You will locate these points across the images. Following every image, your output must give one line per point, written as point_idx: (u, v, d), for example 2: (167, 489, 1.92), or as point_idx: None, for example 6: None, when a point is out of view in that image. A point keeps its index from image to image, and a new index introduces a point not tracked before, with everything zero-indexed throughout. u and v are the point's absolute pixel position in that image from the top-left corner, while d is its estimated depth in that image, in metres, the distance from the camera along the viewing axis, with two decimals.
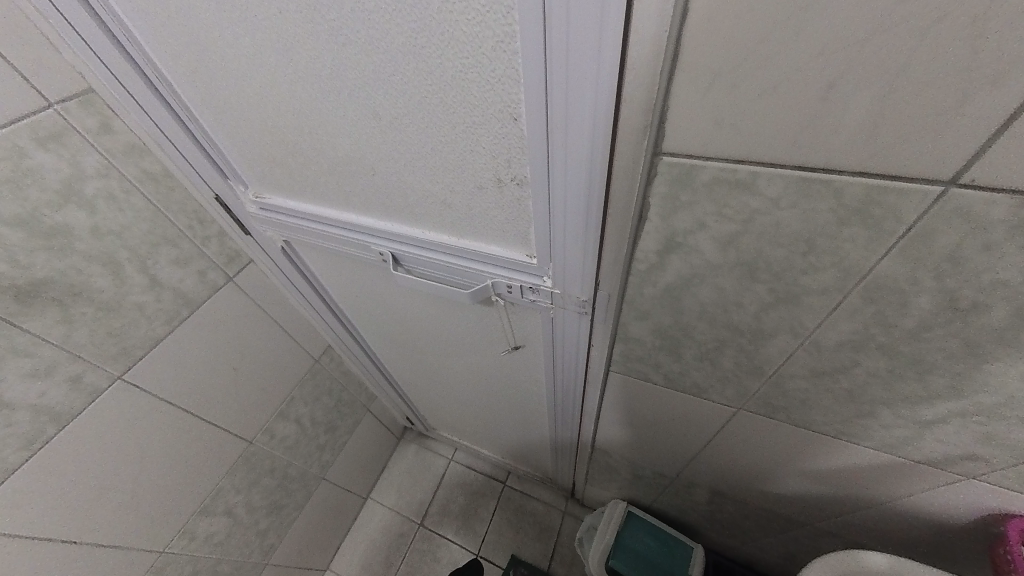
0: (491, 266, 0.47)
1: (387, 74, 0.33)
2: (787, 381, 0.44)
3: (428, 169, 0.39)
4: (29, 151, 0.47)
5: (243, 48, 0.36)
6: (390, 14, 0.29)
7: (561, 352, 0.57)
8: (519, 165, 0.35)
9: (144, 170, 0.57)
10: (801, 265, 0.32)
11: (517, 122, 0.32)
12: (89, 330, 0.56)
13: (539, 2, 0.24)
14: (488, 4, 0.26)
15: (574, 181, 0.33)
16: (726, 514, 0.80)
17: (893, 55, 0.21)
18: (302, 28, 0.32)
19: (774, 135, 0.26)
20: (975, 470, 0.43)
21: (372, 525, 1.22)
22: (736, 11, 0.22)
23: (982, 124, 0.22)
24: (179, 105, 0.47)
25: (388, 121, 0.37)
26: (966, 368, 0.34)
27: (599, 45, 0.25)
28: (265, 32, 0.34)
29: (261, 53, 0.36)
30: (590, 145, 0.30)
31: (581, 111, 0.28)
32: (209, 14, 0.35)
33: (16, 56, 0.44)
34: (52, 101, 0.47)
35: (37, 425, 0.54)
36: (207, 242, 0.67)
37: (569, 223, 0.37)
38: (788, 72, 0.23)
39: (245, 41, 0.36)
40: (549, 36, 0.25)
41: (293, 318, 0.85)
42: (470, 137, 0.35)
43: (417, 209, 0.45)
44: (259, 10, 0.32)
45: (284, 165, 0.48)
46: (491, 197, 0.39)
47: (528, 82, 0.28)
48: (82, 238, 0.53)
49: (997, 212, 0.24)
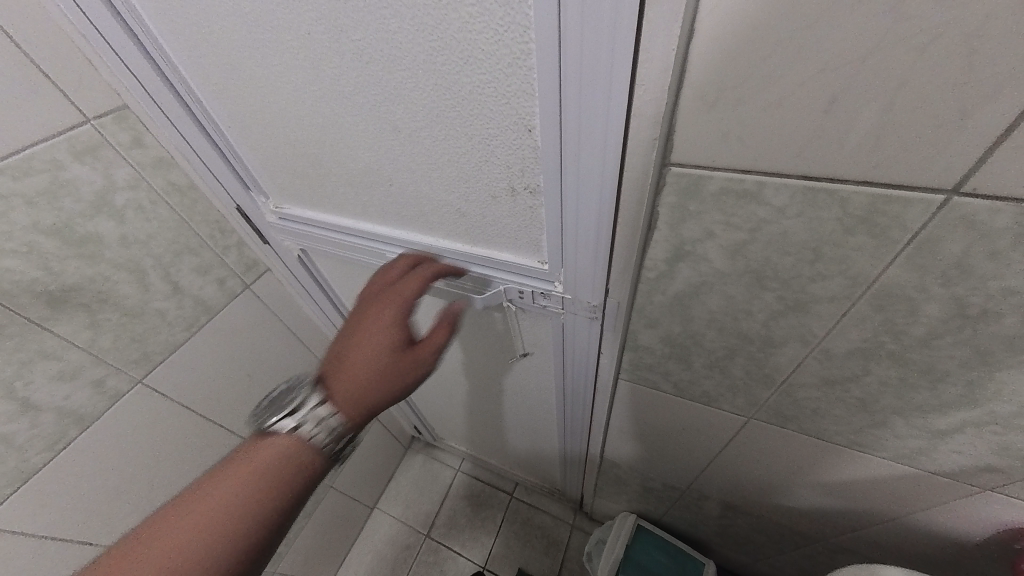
0: (503, 272, 0.49)
1: (408, 90, 0.34)
2: (798, 390, 0.44)
3: (444, 179, 0.41)
4: (66, 165, 0.49)
5: (272, 67, 0.38)
6: (414, 34, 0.30)
7: (571, 359, 0.57)
8: (533, 173, 0.36)
9: (170, 182, 0.59)
10: (810, 274, 0.33)
11: (531, 133, 0.33)
12: (113, 335, 0.58)
13: (554, 22, 0.26)
14: (507, 23, 0.27)
15: (585, 190, 0.34)
16: (739, 528, 0.78)
17: (890, 71, 0.22)
18: (328, 47, 0.34)
19: (777, 147, 0.27)
20: (993, 481, 0.42)
21: (379, 536, 1.21)
22: (742, 31, 0.23)
23: (982, 135, 0.22)
24: (206, 121, 0.50)
25: (407, 132, 0.38)
26: (978, 377, 0.34)
27: (611, 61, 0.26)
28: (294, 52, 0.36)
29: (289, 71, 0.38)
30: (602, 156, 0.31)
31: (593, 123, 0.30)
32: (243, 35, 0.37)
33: (57, 75, 0.46)
34: (90, 117, 0.50)
35: (60, 427, 0.55)
36: (227, 251, 0.69)
37: (580, 230, 0.38)
38: (791, 88, 0.24)
39: (274, 60, 0.38)
40: (562, 54, 0.27)
41: (305, 325, 0.86)
42: (485, 147, 0.36)
43: (432, 218, 0.47)
44: (290, 31, 0.34)
45: (306, 176, 0.50)
46: (505, 205, 0.40)
47: (543, 95, 0.30)
48: (111, 246, 0.55)
49: (1001, 220, 0.25)
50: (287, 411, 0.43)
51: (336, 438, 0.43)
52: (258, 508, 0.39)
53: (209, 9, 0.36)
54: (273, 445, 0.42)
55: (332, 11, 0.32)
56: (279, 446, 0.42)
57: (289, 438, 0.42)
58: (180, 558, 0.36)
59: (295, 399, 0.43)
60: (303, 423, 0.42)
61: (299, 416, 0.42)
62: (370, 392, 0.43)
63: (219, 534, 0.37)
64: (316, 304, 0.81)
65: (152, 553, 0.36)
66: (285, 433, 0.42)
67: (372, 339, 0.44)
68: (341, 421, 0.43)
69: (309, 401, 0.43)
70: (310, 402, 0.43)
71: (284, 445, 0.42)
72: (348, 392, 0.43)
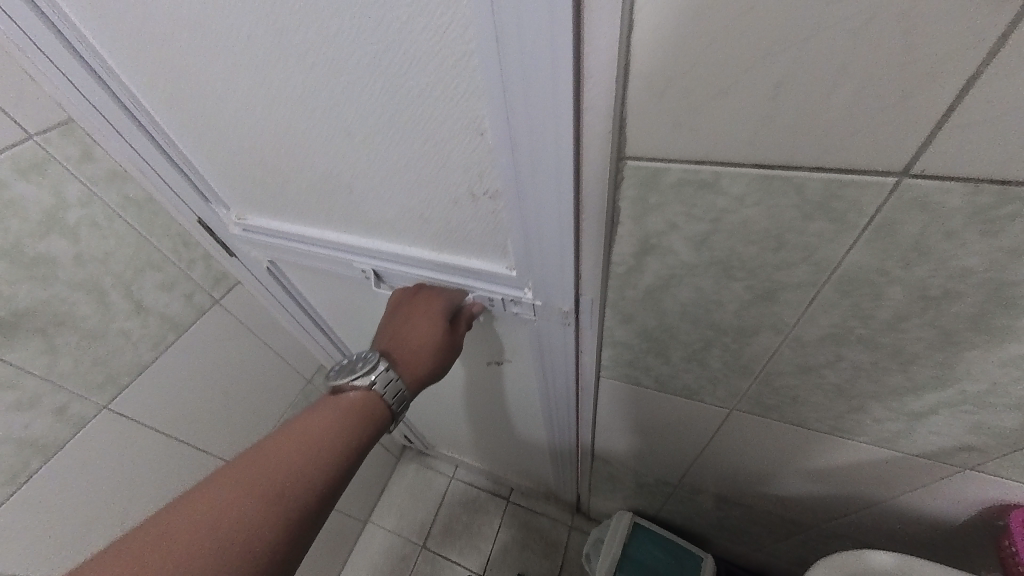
0: (472, 279, 0.48)
1: (355, 94, 0.34)
2: (776, 379, 0.44)
3: (401, 185, 0.40)
4: (11, 183, 0.48)
5: (215, 73, 0.38)
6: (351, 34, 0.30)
7: (550, 362, 0.57)
8: (490, 177, 0.35)
9: (126, 197, 0.58)
10: (775, 262, 0.33)
11: (483, 136, 0.32)
12: (73, 359, 0.57)
13: (490, 22, 0.25)
14: (445, 23, 0.27)
15: (543, 191, 0.33)
16: (734, 520, 0.78)
17: (829, 54, 0.22)
18: (270, 52, 0.33)
19: (729, 136, 0.26)
20: (971, 460, 0.42)
21: (374, 548, 1.19)
22: (682, 19, 0.23)
23: (924, 116, 0.22)
24: (157, 133, 0.48)
25: (356, 136, 0.37)
26: (946, 357, 0.34)
27: (552, 58, 0.25)
28: (235, 58, 0.35)
29: (233, 79, 0.37)
30: (556, 157, 0.31)
31: (542, 124, 0.29)
32: (182, 43, 0.36)
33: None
34: (33, 133, 0.49)
35: (21, 458, 0.54)
36: (193, 265, 0.68)
37: (545, 233, 0.37)
38: (735, 75, 0.24)
39: (216, 66, 0.37)
40: (502, 52, 0.26)
41: (282, 337, 0.85)
42: (441, 152, 0.35)
43: (396, 226, 0.46)
44: (227, 38, 0.34)
45: (265, 186, 0.49)
46: (467, 210, 0.40)
47: (490, 96, 0.29)
48: (65, 266, 0.54)
49: (953, 200, 0.25)
50: (359, 372, 0.48)
51: (397, 400, 0.49)
52: (361, 427, 0.46)
53: (141, 16, 0.35)
54: (348, 402, 0.47)
55: (269, 19, 0.31)
56: (357, 397, 0.47)
57: (359, 399, 0.47)
58: (287, 467, 0.41)
59: (366, 363, 0.49)
60: (376, 381, 0.47)
61: (371, 377, 0.48)
62: (420, 366, 0.49)
63: (320, 450, 0.43)
64: (292, 316, 0.79)
65: (274, 459, 0.41)
66: (359, 389, 0.48)
67: (425, 316, 0.49)
68: (404, 382, 0.49)
69: (379, 365, 0.48)
70: (379, 365, 0.48)
71: (357, 402, 0.47)
72: (409, 361, 0.49)
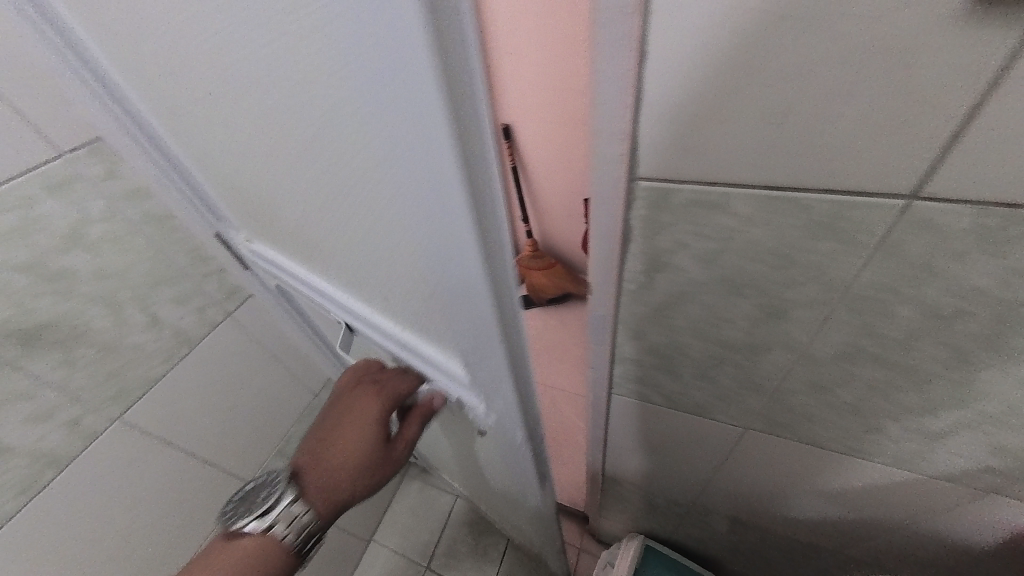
0: (427, 367, 0.43)
1: (286, 158, 0.29)
2: (788, 397, 0.43)
3: (349, 256, 0.35)
4: (39, 200, 0.50)
5: (189, 108, 0.36)
6: (267, 100, 0.24)
7: (518, 462, 0.49)
8: (422, 279, 0.28)
9: (147, 213, 0.60)
10: (784, 280, 0.33)
11: (403, 235, 0.25)
12: (89, 371, 0.58)
13: (373, 111, 0.18)
14: (330, 98, 0.20)
15: (470, 305, 0.26)
16: (748, 544, 0.76)
17: (833, 83, 0.23)
18: (214, 99, 0.30)
19: (738, 159, 0.27)
20: (994, 483, 0.41)
21: (375, 568, 1.17)
22: (692, 51, 0.24)
23: (930, 139, 0.23)
24: (171, 162, 0.51)
25: (300, 197, 0.32)
26: (962, 377, 0.34)
27: (439, 164, 0.18)
28: (195, 97, 0.32)
29: (200, 114, 0.35)
30: (469, 275, 0.23)
31: (448, 237, 0.22)
32: (160, 76, 0.34)
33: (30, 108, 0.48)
34: (64, 150, 0.51)
35: (34, 470, 0.56)
36: (207, 279, 0.69)
37: (482, 345, 0.29)
38: (743, 103, 0.25)
39: (186, 100, 0.34)
40: (393, 145, 0.19)
41: (290, 350, 0.85)
42: (369, 238, 0.29)
43: (358, 289, 0.41)
44: (186, 78, 0.31)
45: (258, 215, 0.48)
46: (411, 300, 0.33)
47: (395, 192, 0.22)
48: (86, 280, 0.56)
49: (962, 221, 0.25)
50: (264, 505, 0.49)
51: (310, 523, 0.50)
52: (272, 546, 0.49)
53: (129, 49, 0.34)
54: (257, 533, 0.49)
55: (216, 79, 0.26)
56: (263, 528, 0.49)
57: (267, 529, 0.49)
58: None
59: (272, 495, 0.50)
60: (278, 516, 0.49)
61: (276, 510, 0.49)
62: (342, 486, 0.50)
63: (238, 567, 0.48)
64: (302, 332, 0.79)
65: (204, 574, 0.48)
66: (265, 520, 0.49)
67: (351, 433, 0.50)
68: (319, 506, 0.50)
69: (283, 500, 0.49)
70: (285, 498, 0.49)
71: (266, 532, 0.49)
72: (327, 483, 0.50)
